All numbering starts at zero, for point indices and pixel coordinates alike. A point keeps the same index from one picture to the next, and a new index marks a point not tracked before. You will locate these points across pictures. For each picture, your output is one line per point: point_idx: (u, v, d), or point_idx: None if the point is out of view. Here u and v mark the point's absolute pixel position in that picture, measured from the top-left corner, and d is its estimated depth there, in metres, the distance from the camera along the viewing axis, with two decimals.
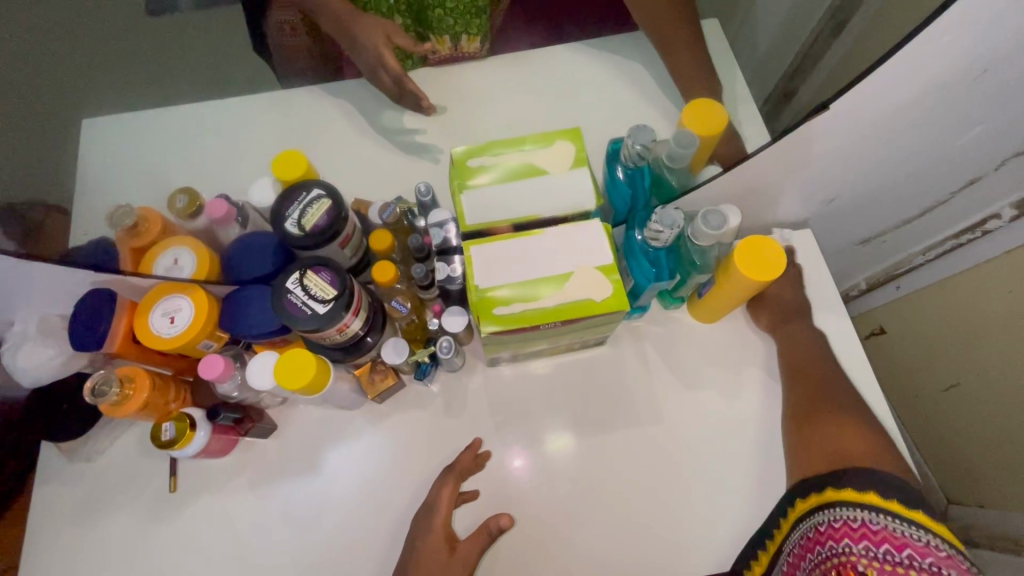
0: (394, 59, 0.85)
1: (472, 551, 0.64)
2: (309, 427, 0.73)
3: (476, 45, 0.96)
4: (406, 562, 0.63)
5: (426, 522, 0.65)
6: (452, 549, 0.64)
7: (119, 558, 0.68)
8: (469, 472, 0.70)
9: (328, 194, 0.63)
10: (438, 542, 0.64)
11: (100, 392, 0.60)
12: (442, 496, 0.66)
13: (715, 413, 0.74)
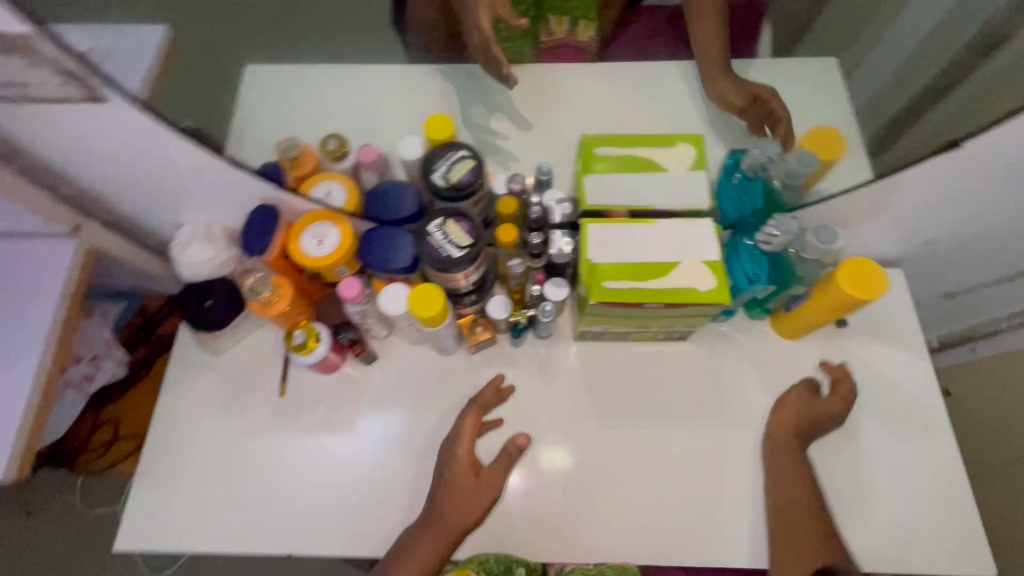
0: (489, 25, 0.82)
1: (495, 475, 0.72)
2: (406, 365, 0.81)
3: (590, 34, 0.98)
4: (437, 490, 0.71)
5: (451, 454, 0.72)
6: (478, 473, 0.72)
7: (228, 440, 0.78)
8: (492, 404, 0.77)
9: (473, 156, 0.71)
10: (466, 472, 0.71)
11: (254, 289, 0.70)
12: (465, 426, 0.74)
13: None
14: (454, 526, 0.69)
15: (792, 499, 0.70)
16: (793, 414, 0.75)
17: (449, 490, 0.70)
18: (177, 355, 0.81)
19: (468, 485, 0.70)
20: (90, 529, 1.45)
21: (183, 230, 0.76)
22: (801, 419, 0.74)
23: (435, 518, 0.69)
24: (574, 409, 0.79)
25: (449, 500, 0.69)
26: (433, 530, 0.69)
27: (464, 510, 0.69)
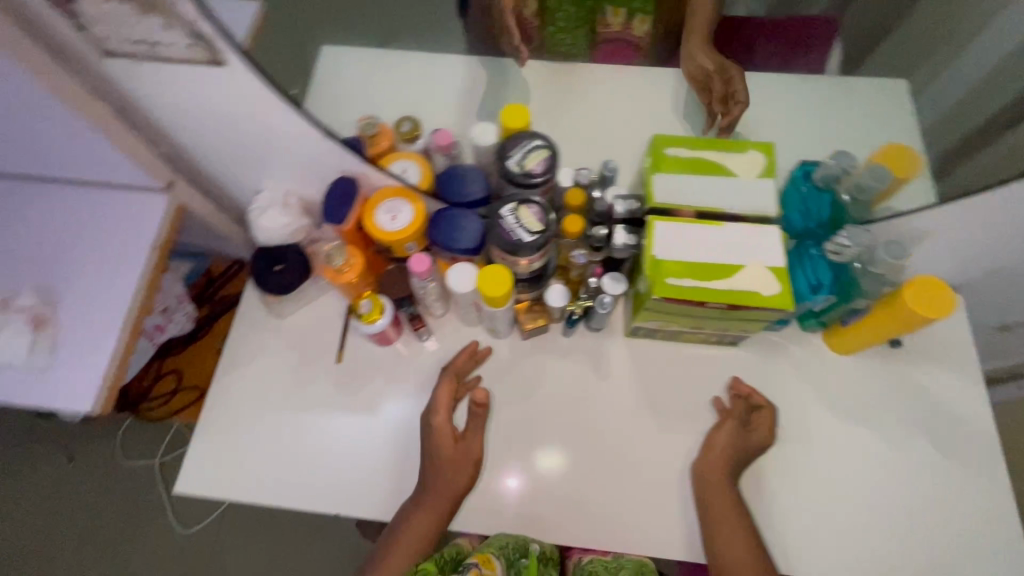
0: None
1: (473, 439, 0.76)
2: (460, 344, 0.83)
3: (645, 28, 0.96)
4: (428, 462, 0.74)
5: (428, 426, 0.76)
6: (456, 440, 0.75)
7: (285, 400, 0.81)
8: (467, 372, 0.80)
9: (547, 146, 0.72)
10: (442, 442, 0.74)
11: (331, 257, 0.74)
12: (441, 394, 0.77)
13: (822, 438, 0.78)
14: (445, 494, 0.72)
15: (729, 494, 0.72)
16: (720, 450, 0.74)
17: (440, 460, 0.73)
18: (242, 314, 0.85)
19: (447, 452, 0.74)
20: (127, 478, 1.51)
21: (261, 195, 0.80)
22: (728, 454, 0.74)
23: (429, 492, 0.72)
24: (621, 402, 0.80)
25: (438, 471, 0.73)
26: (431, 500, 0.72)
27: (453, 475, 0.73)
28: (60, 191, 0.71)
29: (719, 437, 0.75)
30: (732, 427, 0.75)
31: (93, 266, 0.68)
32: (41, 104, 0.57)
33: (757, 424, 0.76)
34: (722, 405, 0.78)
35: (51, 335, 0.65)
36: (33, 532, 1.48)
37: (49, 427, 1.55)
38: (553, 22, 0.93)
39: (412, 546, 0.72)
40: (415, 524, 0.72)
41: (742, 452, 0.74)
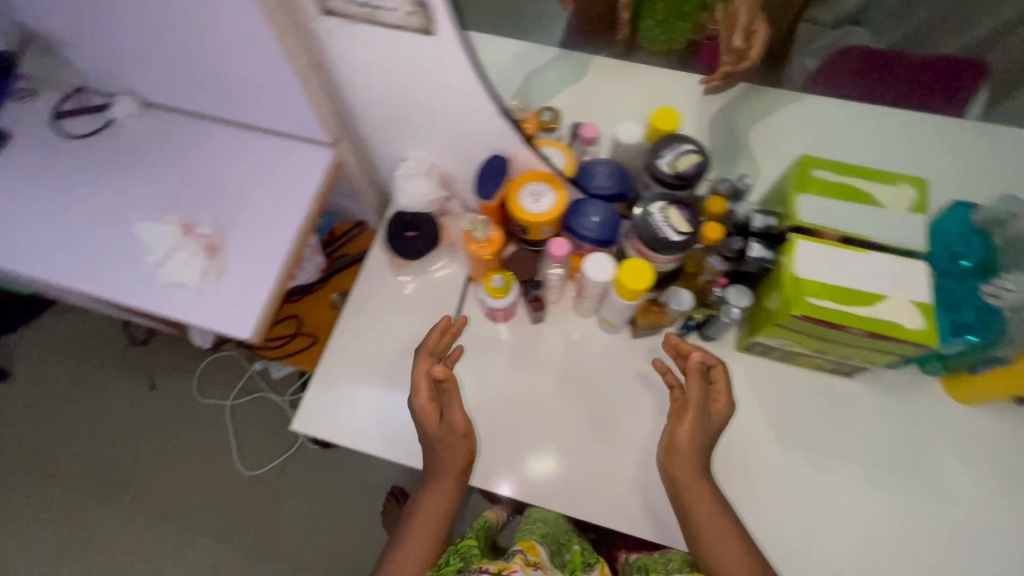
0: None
1: (456, 414, 0.75)
2: (571, 334, 0.86)
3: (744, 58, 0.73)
4: (432, 450, 0.75)
5: (413, 411, 0.74)
6: (441, 415, 0.75)
7: (399, 357, 0.85)
8: (446, 346, 0.79)
9: (699, 151, 0.73)
10: (435, 427, 0.73)
11: (475, 230, 0.77)
12: (419, 378, 0.74)
13: (923, 482, 0.77)
14: (453, 470, 0.74)
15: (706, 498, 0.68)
16: (686, 449, 0.70)
17: (439, 443, 0.74)
18: (367, 272, 0.90)
19: (440, 432, 0.73)
20: (197, 413, 1.59)
21: (407, 162, 0.84)
22: (695, 450, 0.70)
23: (438, 476, 0.74)
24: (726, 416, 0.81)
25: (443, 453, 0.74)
26: (443, 478, 0.74)
27: (453, 454, 0.74)
28: (240, 134, 0.77)
29: (683, 432, 0.71)
30: (694, 414, 0.71)
31: (261, 205, 0.73)
32: (260, 47, 0.62)
33: (717, 396, 0.72)
34: (678, 383, 0.74)
35: (218, 261, 0.70)
36: (106, 449, 1.57)
37: (135, 355, 1.65)
38: (650, 16, 0.70)
39: (431, 529, 0.72)
40: (427, 509, 0.73)
41: (707, 437, 0.71)
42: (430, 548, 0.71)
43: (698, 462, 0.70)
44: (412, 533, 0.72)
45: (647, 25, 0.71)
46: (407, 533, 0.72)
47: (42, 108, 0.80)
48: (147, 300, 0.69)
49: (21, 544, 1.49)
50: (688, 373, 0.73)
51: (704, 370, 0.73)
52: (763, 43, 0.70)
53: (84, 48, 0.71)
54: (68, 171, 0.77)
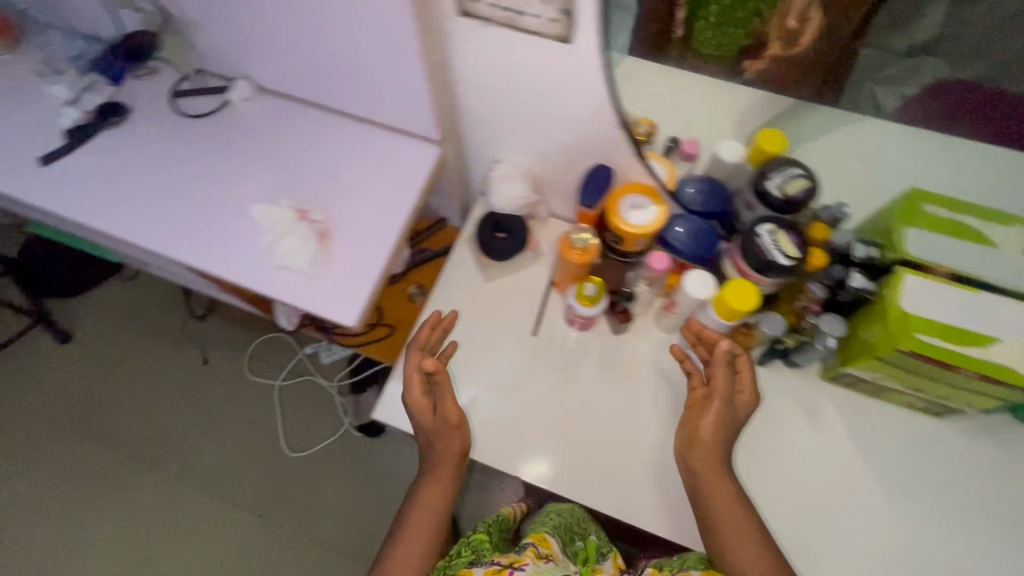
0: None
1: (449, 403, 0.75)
2: (653, 349, 0.85)
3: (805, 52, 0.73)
4: (429, 444, 0.76)
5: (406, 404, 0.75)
6: (434, 404, 0.75)
7: (478, 355, 0.86)
8: (438, 342, 0.81)
9: (808, 175, 0.73)
10: (432, 417, 0.75)
11: (578, 230, 0.77)
12: (411, 370, 0.75)
13: (1011, 536, 0.75)
14: (449, 461, 0.74)
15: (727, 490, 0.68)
16: (710, 440, 0.69)
17: (435, 435, 0.75)
18: (451, 268, 0.90)
19: (437, 423, 0.75)
20: (246, 390, 1.63)
21: (503, 164, 0.85)
22: (718, 443, 0.69)
23: (436, 469, 0.75)
24: (809, 447, 0.79)
25: (440, 445, 0.75)
26: (441, 469, 0.74)
27: (450, 446, 0.75)
28: (351, 126, 0.79)
29: (709, 424, 0.69)
30: (721, 404, 0.69)
31: (367, 195, 0.74)
32: (396, 43, 0.64)
33: (741, 388, 0.71)
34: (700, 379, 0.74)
35: (327, 249, 0.71)
36: (155, 416, 1.61)
37: (190, 330, 1.69)
38: (704, 16, 0.69)
39: (428, 519, 0.72)
40: (426, 504, 0.73)
41: (730, 429, 0.70)
42: (430, 541, 0.71)
43: (720, 456, 0.69)
44: (412, 529, 0.71)
45: (701, 26, 0.71)
46: (405, 528, 0.71)
47: (161, 87, 0.83)
48: (257, 282, 0.70)
49: (69, 504, 1.54)
50: (715, 362, 0.71)
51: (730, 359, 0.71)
52: (815, 31, 0.70)
53: (216, 32, 0.74)
54: (183, 148, 0.79)
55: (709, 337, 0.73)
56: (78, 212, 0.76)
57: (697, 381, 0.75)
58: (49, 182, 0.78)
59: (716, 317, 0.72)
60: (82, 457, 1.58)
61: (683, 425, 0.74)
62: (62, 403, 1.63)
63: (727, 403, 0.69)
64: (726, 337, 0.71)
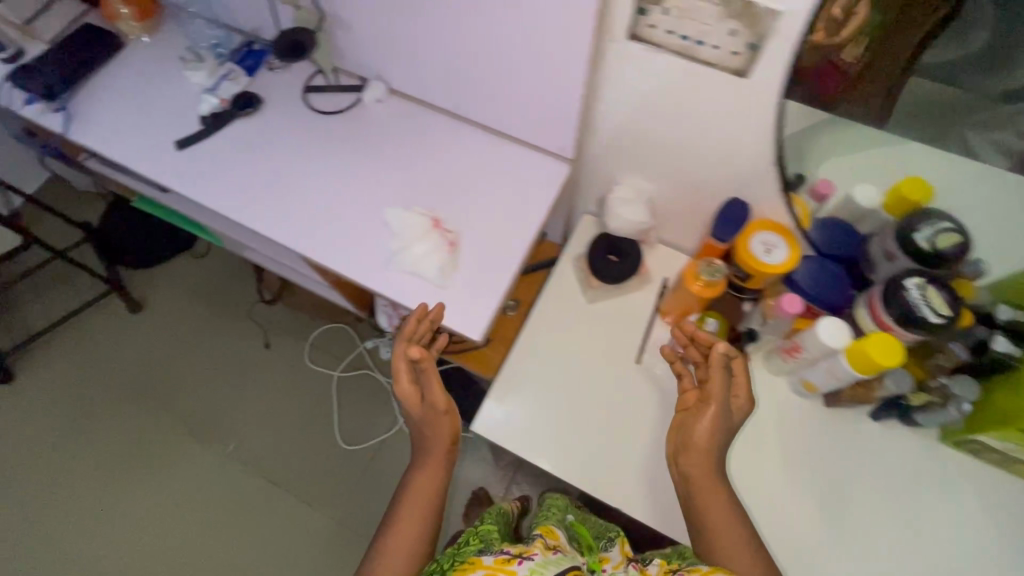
0: None
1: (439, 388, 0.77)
2: (762, 389, 0.82)
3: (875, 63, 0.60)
4: (420, 432, 0.78)
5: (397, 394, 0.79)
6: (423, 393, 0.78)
7: (578, 375, 0.84)
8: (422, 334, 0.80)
9: (960, 230, 0.69)
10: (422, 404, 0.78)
11: (712, 261, 0.75)
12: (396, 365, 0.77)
13: None
14: (440, 447, 0.76)
15: (715, 492, 0.66)
16: (703, 445, 0.67)
17: (426, 423, 0.78)
18: (555, 284, 0.89)
19: (428, 411, 0.78)
20: (303, 377, 1.64)
21: (625, 185, 0.84)
22: (714, 448, 0.67)
23: (428, 456, 0.76)
24: (924, 509, 0.76)
25: (431, 431, 0.77)
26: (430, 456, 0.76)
27: (439, 434, 0.76)
28: (482, 135, 0.78)
29: (704, 430, 0.67)
30: (716, 409, 0.68)
31: (495, 207, 0.74)
32: (562, 56, 0.63)
33: (737, 390, 0.69)
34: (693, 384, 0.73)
35: (456, 258, 0.71)
36: (213, 392, 1.64)
37: (255, 313, 1.72)
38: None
39: (418, 507, 0.71)
40: (419, 491, 0.73)
41: (726, 435, 0.68)
42: (422, 525, 0.70)
43: (714, 461, 0.67)
44: (405, 517, 0.70)
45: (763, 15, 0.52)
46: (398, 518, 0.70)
47: (296, 81, 0.84)
48: (385, 284, 0.70)
49: (127, 471, 1.57)
50: (710, 366, 0.69)
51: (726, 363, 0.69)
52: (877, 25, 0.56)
53: (365, 33, 0.74)
54: (314, 143, 0.79)
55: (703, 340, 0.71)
56: (209, 197, 0.78)
57: (687, 383, 0.74)
58: (184, 165, 0.79)
59: (850, 368, 0.69)
60: (142, 426, 1.62)
61: (674, 429, 0.73)
62: (126, 371, 1.67)
63: (721, 408, 0.68)
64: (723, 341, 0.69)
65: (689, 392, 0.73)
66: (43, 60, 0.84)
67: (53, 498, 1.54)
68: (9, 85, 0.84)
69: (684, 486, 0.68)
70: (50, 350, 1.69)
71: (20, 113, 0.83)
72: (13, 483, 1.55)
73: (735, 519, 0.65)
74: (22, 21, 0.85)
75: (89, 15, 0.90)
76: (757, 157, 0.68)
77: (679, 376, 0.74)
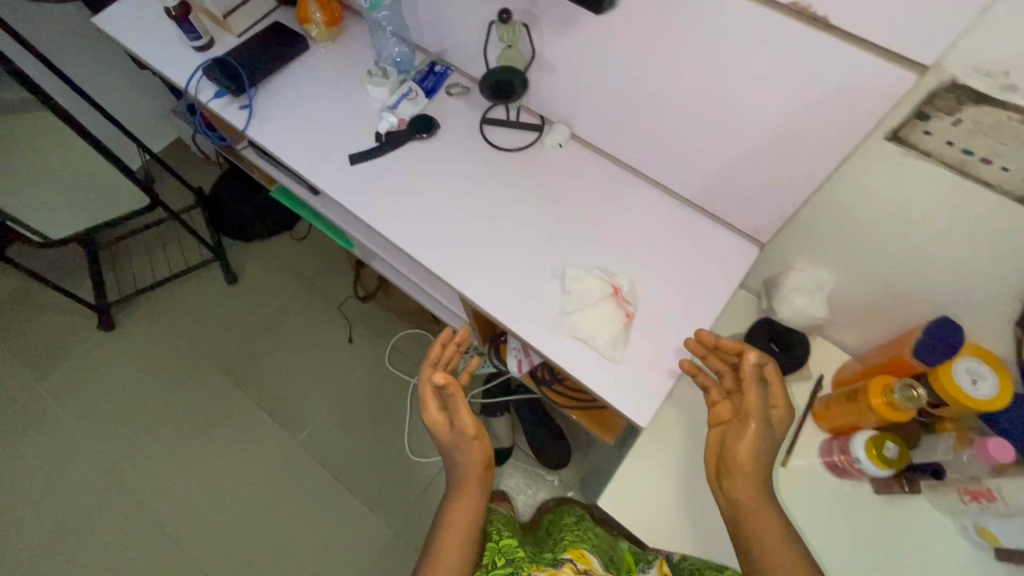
0: None
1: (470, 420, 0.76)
2: (913, 524, 0.74)
3: None
4: (451, 460, 0.77)
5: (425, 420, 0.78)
6: (456, 422, 0.77)
7: None
8: (450, 359, 0.80)
9: None
10: (454, 435, 0.76)
11: (913, 385, 0.66)
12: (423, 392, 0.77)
13: None
14: (473, 473, 0.75)
15: (758, 506, 0.60)
16: (749, 467, 0.61)
17: (456, 456, 0.77)
18: None
19: (458, 441, 0.76)
20: (382, 379, 1.65)
21: (805, 273, 0.77)
22: (759, 468, 0.61)
23: (460, 491, 0.74)
24: None
25: (461, 465, 0.76)
26: (465, 488, 0.74)
27: (469, 460, 0.76)
28: (663, 203, 0.74)
29: (748, 450, 0.62)
30: (758, 424, 0.62)
31: (672, 283, 0.69)
32: (799, 150, 0.58)
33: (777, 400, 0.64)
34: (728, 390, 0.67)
35: (630, 333, 0.66)
36: (290, 374, 1.67)
37: (344, 305, 1.74)
38: None
39: (456, 543, 0.69)
40: (452, 533, 0.70)
41: (771, 450, 0.62)
42: (461, 560, 0.68)
43: (763, 479, 0.62)
44: (441, 563, 0.67)
45: None
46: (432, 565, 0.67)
47: (474, 112, 0.83)
48: (555, 347, 0.66)
49: (201, 437, 1.62)
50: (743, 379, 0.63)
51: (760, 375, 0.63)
52: None
53: (565, 83, 0.72)
54: (486, 181, 0.78)
55: (732, 351, 0.63)
56: (373, 217, 0.77)
57: (714, 395, 0.68)
58: (355, 182, 0.79)
59: None
60: (222, 396, 1.66)
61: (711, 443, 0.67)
62: (212, 336, 1.73)
63: (763, 423, 0.62)
64: (754, 351, 0.62)
65: (721, 403, 0.67)
66: (236, 56, 0.86)
67: (128, 444, 1.61)
68: (200, 76, 0.87)
69: (730, 508, 0.63)
70: (149, 305, 1.77)
71: (207, 104, 0.85)
72: (98, 427, 1.63)
73: (786, 541, 0.59)
74: (221, 15, 0.88)
75: (280, 17, 0.92)
76: (992, 284, 0.61)
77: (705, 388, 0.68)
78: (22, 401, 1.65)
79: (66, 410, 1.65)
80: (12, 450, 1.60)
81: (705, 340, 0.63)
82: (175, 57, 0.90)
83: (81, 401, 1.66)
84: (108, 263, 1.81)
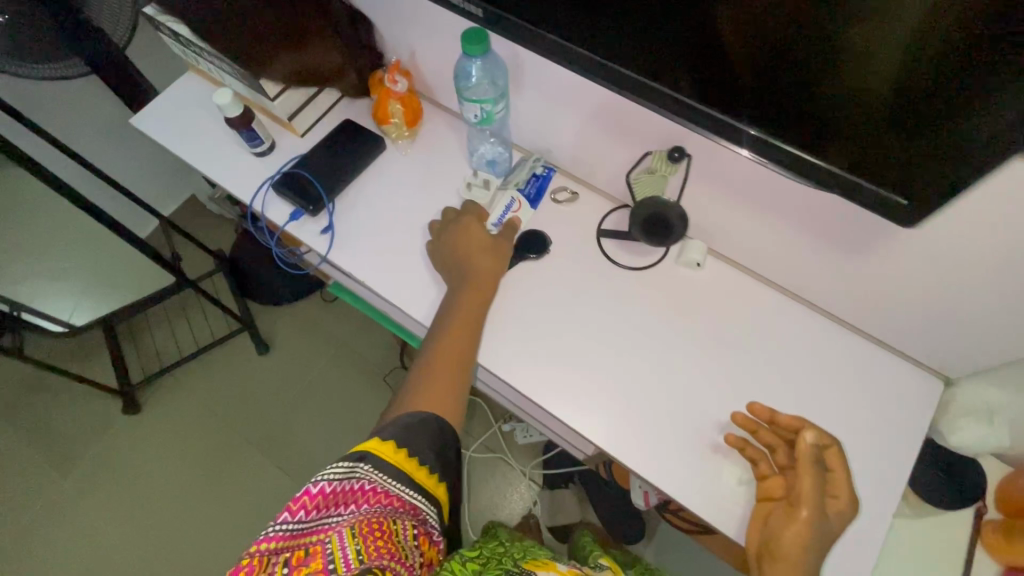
0: None
1: (507, 239, 0.71)
2: None
3: None
4: (456, 272, 0.68)
5: (441, 245, 0.70)
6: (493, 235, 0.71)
7: None
8: (474, 210, 0.72)
9: None
10: (483, 247, 0.69)
11: None
12: (445, 221, 0.71)
13: None
14: (479, 283, 0.67)
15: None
16: (794, 556, 0.52)
17: (473, 259, 0.68)
18: None
19: (483, 250, 0.69)
20: None
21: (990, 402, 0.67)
22: (809, 561, 0.52)
23: (463, 295, 0.66)
24: None
25: (473, 268, 0.68)
26: (467, 291, 0.66)
27: (478, 265, 0.68)
28: (816, 322, 0.68)
29: (794, 535, 0.52)
30: (810, 515, 0.52)
31: (850, 427, 0.62)
32: None
33: (835, 487, 0.55)
34: (775, 468, 0.58)
35: None
36: (336, 452, 1.55)
37: (388, 375, 1.62)
38: None
39: (456, 339, 0.64)
40: (452, 337, 0.64)
41: (822, 545, 0.52)
42: (460, 358, 0.63)
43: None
44: (439, 361, 0.62)
45: None
46: (428, 364, 0.62)
47: (593, 224, 0.74)
48: (730, 523, 0.60)
49: (238, 483, 1.53)
50: (798, 463, 0.55)
51: (818, 456, 0.55)
52: None
53: (715, 202, 0.65)
54: (616, 308, 0.70)
55: (788, 427, 0.57)
56: (498, 359, 0.68)
57: (763, 469, 0.58)
58: None
59: None
60: (264, 481, 1.53)
61: (754, 519, 0.58)
62: (251, 417, 1.60)
63: (816, 512, 0.53)
64: (809, 429, 0.55)
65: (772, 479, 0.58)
66: (309, 168, 0.76)
67: (164, 544, 1.47)
68: (267, 188, 0.77)
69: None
70: (179, 383, 1.65)
71: (284, 228, 0.75)
72: (130, 523, 1.50)
73: None
74: (285, 117, 0.77)
75: (348, 112, 0.82)
76: None
77: (753, 462, 0.59)
78: (47, 500, 1.52)
79: (95, 505, 1.52)
80: (38, 556, 1.46)
81: (758, 414, 0.59)
82: (236, 169, 0.79)
83: (109, 495, 1.53)
84: (129, 338, 1.69)
